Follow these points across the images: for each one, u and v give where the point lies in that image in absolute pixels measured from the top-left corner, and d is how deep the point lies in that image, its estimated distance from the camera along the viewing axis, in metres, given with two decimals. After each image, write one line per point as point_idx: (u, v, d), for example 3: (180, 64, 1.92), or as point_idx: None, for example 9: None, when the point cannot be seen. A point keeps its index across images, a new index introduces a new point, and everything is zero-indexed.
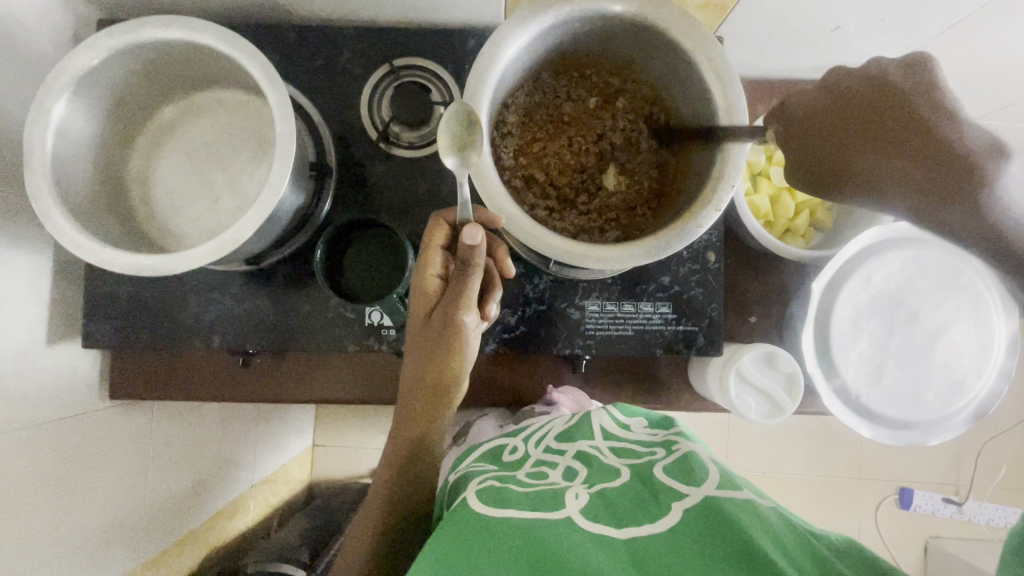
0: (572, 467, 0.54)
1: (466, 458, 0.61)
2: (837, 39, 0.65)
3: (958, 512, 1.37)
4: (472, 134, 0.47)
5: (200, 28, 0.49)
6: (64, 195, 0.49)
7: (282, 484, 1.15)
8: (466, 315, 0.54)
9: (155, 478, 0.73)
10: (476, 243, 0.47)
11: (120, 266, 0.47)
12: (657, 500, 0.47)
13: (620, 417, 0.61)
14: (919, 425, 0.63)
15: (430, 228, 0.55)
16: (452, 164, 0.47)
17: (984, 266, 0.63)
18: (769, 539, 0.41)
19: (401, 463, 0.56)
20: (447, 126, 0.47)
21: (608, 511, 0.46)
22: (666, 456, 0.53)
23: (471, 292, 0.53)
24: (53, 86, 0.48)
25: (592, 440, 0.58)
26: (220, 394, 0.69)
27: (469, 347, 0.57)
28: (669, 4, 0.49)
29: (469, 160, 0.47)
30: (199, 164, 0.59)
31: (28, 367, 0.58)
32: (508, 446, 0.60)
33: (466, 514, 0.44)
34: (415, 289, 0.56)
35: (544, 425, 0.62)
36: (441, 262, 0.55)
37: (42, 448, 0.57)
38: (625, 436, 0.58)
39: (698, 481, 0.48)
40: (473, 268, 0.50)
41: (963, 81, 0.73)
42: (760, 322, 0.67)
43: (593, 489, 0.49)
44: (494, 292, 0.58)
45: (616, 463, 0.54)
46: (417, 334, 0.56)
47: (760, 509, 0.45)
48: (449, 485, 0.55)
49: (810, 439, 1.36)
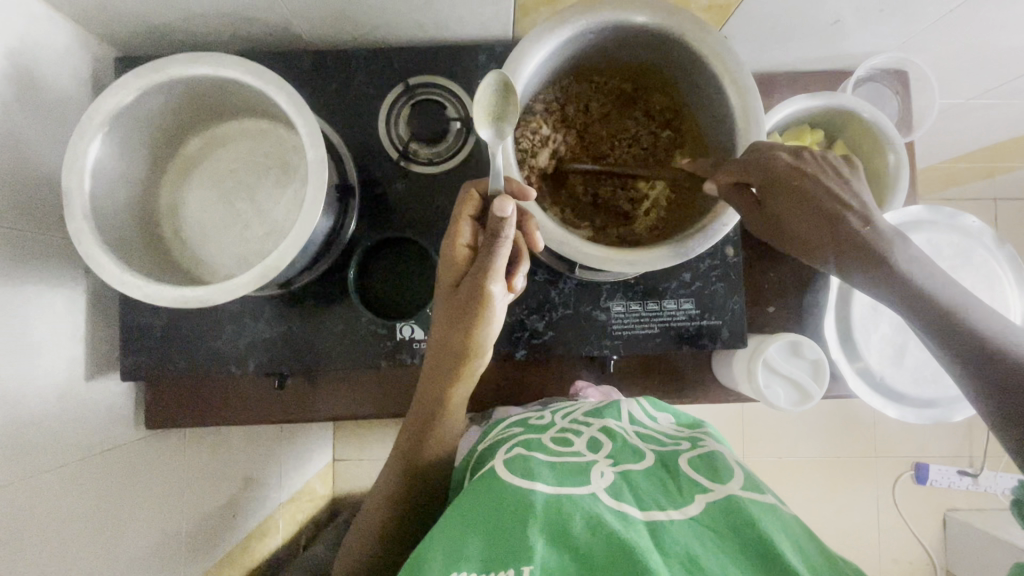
0: (597, 438, 0.53)
1: (495, 427, 0.60)
2: (837, 33, 0.66)
3: (973, 484, 1.39)
4: (507, 105, 0.51)
5: (227, 64, 0.51)
6: (103, 233, 0.51)
7: (307, 500, 1.16)
8: (494, 287, 0.52)
9: (193, 503, 0.74)
10: (506, 216, 0.47)
11: (165, 300, 0.49)
12: (680, 489, 0.47)
13: (651, 413, 0.60)
14: (943, 402, 0.65)
15: (460, 199, 0.54)
16: (486, 136, 0.51)
17: (994, 245, 0.66)
18: (794, 549, 0.41)
19: (420, 429, 0.59)
20: (485, 92, 0.50)
21: (633, 490, 0.46)
22: (691, 449, 0.52)
23: (497, 265, 0.51)
24: (87, 129, 0.49)
25: (619, 420, 0.57)
26: (255, 416, 0.70)
27: (495, 320, 0.55)
28: (682, 12, 0.51)
29: (502, 132, 0.51)
30: (224, 192, 0.60)
31: (69, 403, 0.59)
32: (534, 415, 0.60)
33: (493, 488, 0.45)
34: (443, 259, 0.55)
35: (573, 406, 0.61)
36: (470, 233, 0.54)
37: (88, 481, 0.58)
38: (651, 426, 0.57)
39: (722, 477, 0.47)
40: (501, 241, 0.49)
41: (960, 64, 0.74)
42: (779, 311, 0.69)
43: (618, 468, 0.49)
44: (521, 266, 0.57)
45: (642, 445, 0.53)
46: (444, 304, 0.56)
47: (782, 514, 0.44)
48: (473, 457, 0.55)
49: (825, 421, 1.38)
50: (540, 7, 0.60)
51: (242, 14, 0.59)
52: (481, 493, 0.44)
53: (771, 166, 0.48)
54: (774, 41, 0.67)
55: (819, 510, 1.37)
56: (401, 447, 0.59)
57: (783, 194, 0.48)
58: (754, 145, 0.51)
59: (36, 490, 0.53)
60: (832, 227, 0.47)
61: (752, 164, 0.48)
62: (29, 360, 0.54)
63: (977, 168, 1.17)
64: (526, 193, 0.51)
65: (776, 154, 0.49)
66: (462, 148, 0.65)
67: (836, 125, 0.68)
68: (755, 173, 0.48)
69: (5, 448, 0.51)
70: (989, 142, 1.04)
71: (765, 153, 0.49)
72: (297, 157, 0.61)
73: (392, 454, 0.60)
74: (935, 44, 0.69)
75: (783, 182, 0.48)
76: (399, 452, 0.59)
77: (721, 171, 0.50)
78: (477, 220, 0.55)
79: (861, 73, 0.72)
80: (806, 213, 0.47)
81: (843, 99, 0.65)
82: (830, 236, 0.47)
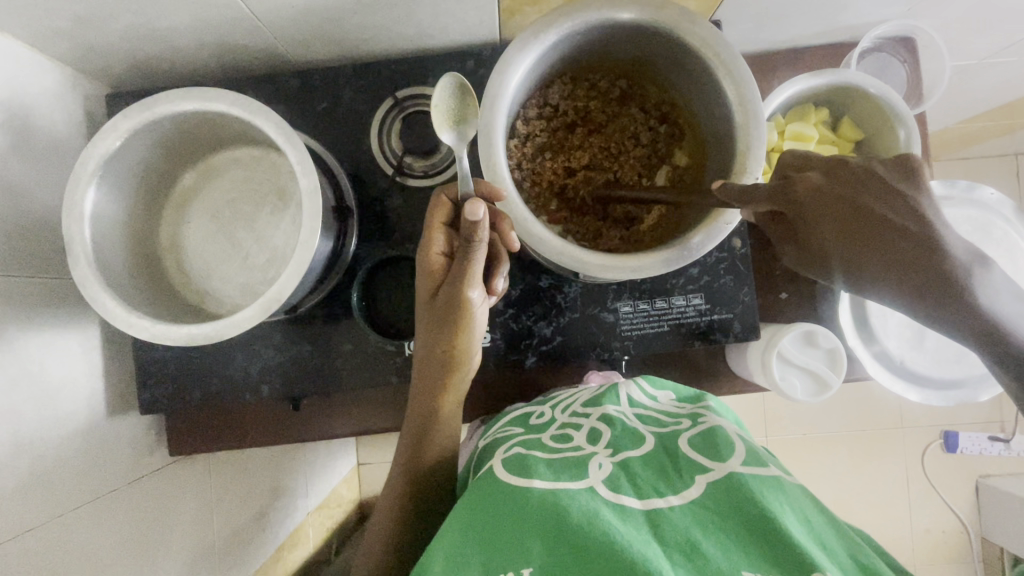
0: (596, 428, 0.52)
1: (496, 423, 0.61)
2: (838, 6, 0.63)
3: (1006, 449, 1.36)
4: (461, 109, 0.54)
5: (212, 98, 0.51)
6: (108, 276, 0.51)
7: (336, 506, 1.17)
8: (471, 292, 0.54)
9: (225, 523, 0.76)
10: (478, 219, 0.47)
11: (172, 338, 0.50)
12: (679, 471, 0.45)
13: (649, 392, 0.58)
14: (967, 382, 0.64)
15: (431, 208, 0.54)
16: (449, 137, 0.53)
17: (1013, 216, 0.64)
18: (799, 528, 0.40)
19: (416, 433, 0.59)
20: (441, 101, 0.53)
21: (632, 481, 0.45)
22: (691, 427, 0.50)
23: (476, 268, 0.52)
24: (81, 175, 0.49)
25: (619, 405, 0.55)
26: (275, 437, 0.71)
27: (476, 323, 0.56)
28: (670, 5, 0.49)
29: (464, 134, 0.54)
30: (224, 223, 0.61)
31: (94, 440, 0.60)
32: (536, 411, 0.59)
33: (493, 489, 0.44)
34: (420, 270, 0.55)
35: (573, 394, 0.60)
36: (444, 241, 0.54)
37: (120, 514, 0.60)
38: (652, 406, 0.55)
39: (723, 453, 0.45)
40: (478, 245, 0.49)
41: (971, 27, 0.70)
42: (792, 298, 0.67)
43: (618, 458, 0.47)
44: (500, 266, 0.58)
45: (641, 429, 0.51)
46: (426, 313, 0.56)
47: (787, 487, 0.43)
48: (478, 453, 0.56)
49: (850, 396, 1.34)
50: (524, 9, 0.59)
51: (224, 41, 0.59)
52: (478, 494, 0.44)
53: (803, 190, 0.45)
54: (772, 21, 0.64)
55: (849, 483, 1.36)
56: (404, 452, 0.59)
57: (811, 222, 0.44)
58: (754, 138, 0.49)
59: (68, 530, 0.54)
60: (890, 252, 0.40)
61: (778, 199, 0.45)
62: (50, 403, 0.56)
63: (994, 128, 1.13)
64: (497, 194, 0.49)
65: (806, 182, 0.45)
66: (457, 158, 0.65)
67: (843, 102, 0.66)
68: (792, 208, 0.45)
69: (34, 494, 0.52)
70: (1006, 99, 1.00)
71: (796, 180, 0.45)
72: (292, 181, 0.61)
73: (393, 463, 0.59)
74: (944, 9, 0.66)
75: (828, 205, 0.44)
76: (401, 459, 0.59)
77: (754, 200, 0.46)
78: (450, 227, 0.55)
79: (865, 45, 0.69)
80: (851, 240, 0.42)
81: (847, 76, 0.63)
82: (893, 259, 0.40)
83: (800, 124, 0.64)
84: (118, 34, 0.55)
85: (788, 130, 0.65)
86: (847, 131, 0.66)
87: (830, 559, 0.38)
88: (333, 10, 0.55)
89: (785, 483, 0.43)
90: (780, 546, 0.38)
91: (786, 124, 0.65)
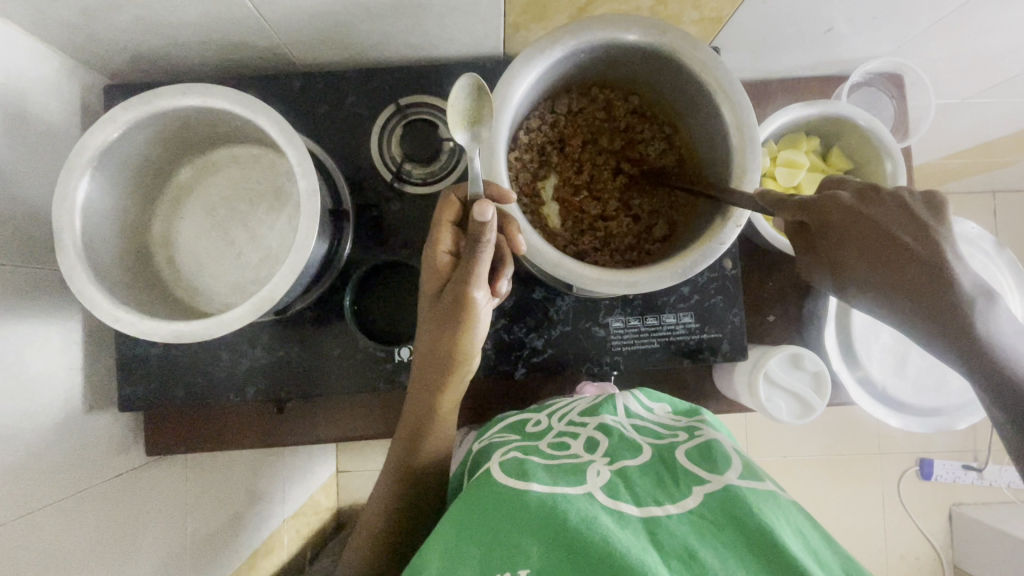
0: (593, 438, 0.52)
1: (489, 430, 0.60)
2: (831, 40, 0.65)
3: (980, 479, 1.40)
4: (479, 109, 0.51)
5: (213, 94, 0.51)
6: (95, 268, 0.50)
7: (312, 513, 1.14)
8: (477, 292, 0.52)
9: (199, 526, 0.73)
10: (487, 220, 0.45)
11: (160, 334, 0.49)
12: (677, 482, 0.45)
13: (646, 403, 0.57)
14: (944, 409, 0.66)
15: (441, 205, 0.54)
16: (463, 140, 0.49)
17: (995, 250, 0.67)
18: (797, 542, 0.39)
19: (409, 436, 0.58)
20: (458, 101, 0.50)
21: (629, 488, 0.44)
22: (688, 440, 0.49)
23: (481, 270, 0.51)
24: (76, 166, 0.49)
25: (616, 415, 0.54)
26: (257, 439, 0.70)
27: (480, 324, 0.55)
28: (673, 28, 0.50)
29: (479, 135, 0.50)
30: (218, 221, 0.61)
31: (71, 436, 0.58)
32: (531, 419, 0.59)
33: (490, 491, 0.44)
34: (426, 266, 0.55)
35: (571, 403, 0.60)
36: (451, 239, 0.54)
37: (93, 512, 0.58)
38: (649, 418, 0.55)
39: (720, 467, 0.45)
40: (485, 246, 0.48)
41: (957, 67, 0.73)
42: (779, 320, 0.68)
43: (615, 467, 0.47)
44: (506, 268, 0.56)
45: (638, 440, 0.51)
46: (429, 310, 0.56)
47: (783, 503, 0.42)
48: (472, 456, 0.55)
49: (831, 419, 1.37)
50: (530, 25, 0.60)
51: (230, 39, 0.59)
52: (478, 495, 0.44)
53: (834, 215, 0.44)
54: (768, 51, 0.66)
55: (827, 507, 1.37)
56: (396, 451, 0.58)
57: (839, 234, 0.44)
58: (749, 160, 0.50)
59: (39, 526, 0.52)
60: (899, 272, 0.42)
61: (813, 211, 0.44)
62: (29, 396, 0.54)
63: (977, 164, 1.17)
64: (507, 196, 0.49)
65: (836, 201, 0.44)
66: (455, 168, 0.65)
67: (834, 131, 0.68)
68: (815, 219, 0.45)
69: (7, 488, 0.50)
70: (986, 138, 1.03)
71: (829, 197, 0.45)
72: (289, 183, 0.61)
73: (387, 462, 0.59)
74: (930, 48, 0.68)
75: (850, 226, 0.43)
76: (393, 460, 0.58)
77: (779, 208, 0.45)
78: (458, 226, 0.55)
79: (857, 78, 0.71)
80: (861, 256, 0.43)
81: (838, 108, 0.65)
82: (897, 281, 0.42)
83: (791, 151, 0.66)
84: (122, 26, 0.55)
85: (780, 156, 0.66)
86: (836, 159, 0.69)
87: (826, 570, 0.38)
88: (339, 15, 0.55)
89: (781, 497, 0.43)
90: (777, 558, 0.38)
91: (779, 151, 0.67)
